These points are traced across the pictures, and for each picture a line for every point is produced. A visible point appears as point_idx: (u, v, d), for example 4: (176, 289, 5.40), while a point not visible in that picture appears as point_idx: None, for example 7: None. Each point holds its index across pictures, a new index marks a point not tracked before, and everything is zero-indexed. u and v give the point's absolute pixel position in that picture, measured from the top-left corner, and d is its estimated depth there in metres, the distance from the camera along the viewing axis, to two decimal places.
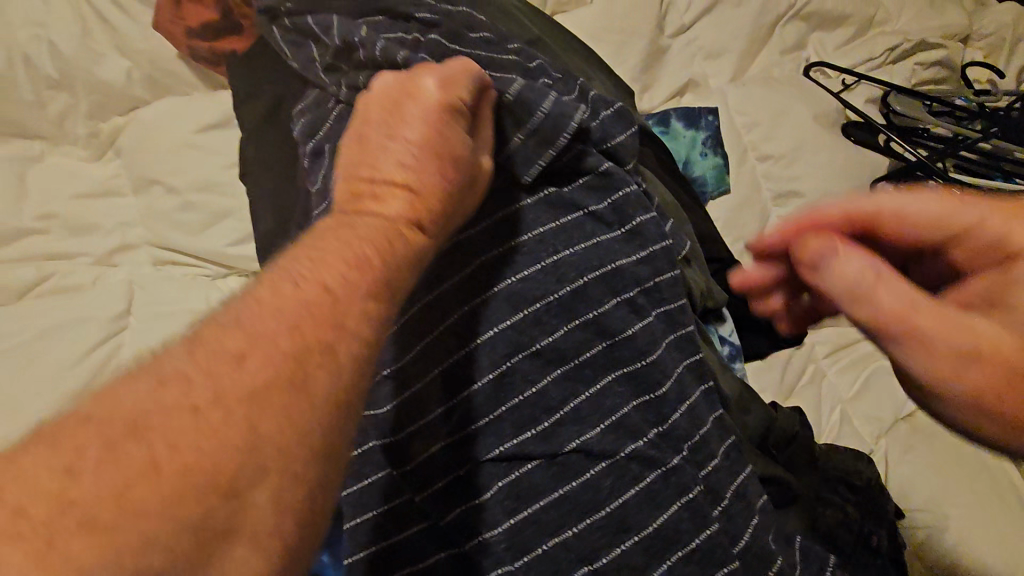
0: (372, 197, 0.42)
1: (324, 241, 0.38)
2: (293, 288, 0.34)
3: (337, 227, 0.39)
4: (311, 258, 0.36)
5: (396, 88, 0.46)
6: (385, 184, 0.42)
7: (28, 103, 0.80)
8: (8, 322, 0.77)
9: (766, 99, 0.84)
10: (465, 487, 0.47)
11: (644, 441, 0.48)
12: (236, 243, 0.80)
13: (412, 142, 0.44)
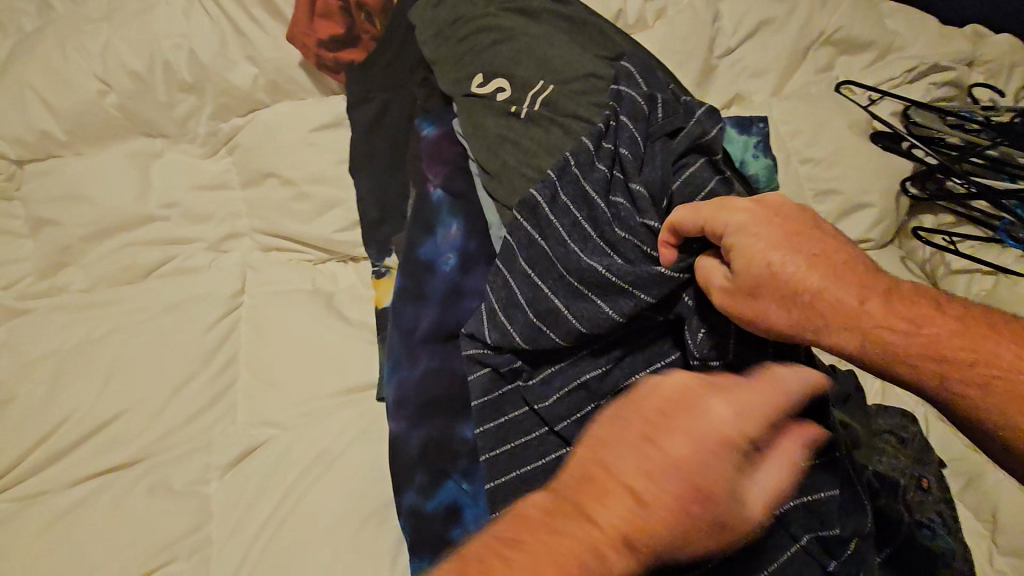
0: (731, 416, 0.41)
1: (698, 413, 0.40)
2: (584, 531, 0.34)
3: (692, 388, 0.42)
4: (636, 424, 0.40)
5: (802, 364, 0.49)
6: (748, 426, 0.42)
7: (159, 104, 0.90)
8: (137, 297, 0.84)
9: (806, 111, 0.96)
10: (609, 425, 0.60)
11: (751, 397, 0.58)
12: (343, 230, 0.89)
13: (719, 449, 0.39)
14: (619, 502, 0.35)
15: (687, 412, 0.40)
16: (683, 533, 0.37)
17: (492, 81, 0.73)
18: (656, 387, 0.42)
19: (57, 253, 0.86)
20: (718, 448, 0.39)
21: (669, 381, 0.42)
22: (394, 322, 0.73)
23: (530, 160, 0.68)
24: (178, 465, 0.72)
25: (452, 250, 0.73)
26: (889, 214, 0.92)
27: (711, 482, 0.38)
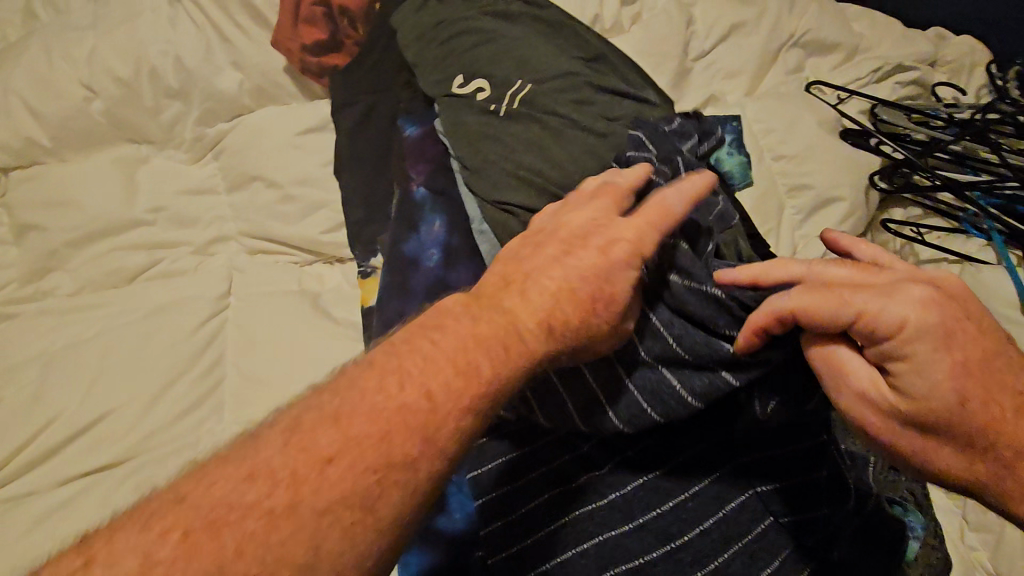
0: (517, 310, 0.50)
1: (525, 300, 0.51)
2: (456, 358, 0.46)
3: (584, 294, 0.52)
4: (494, 326, 0.49)
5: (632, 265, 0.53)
6: (561, 299, 0.51)
7: (145, 109, 0.91)
8: (124, 300, 0.85)
9: (778, 110, 1.00)
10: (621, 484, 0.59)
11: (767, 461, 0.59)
12: (329, 230, 0.91)
13: (561, 287, 0.52)
14: (495, 319, 0.50)
15: (557, 308, 0.51)
16: (339, 389, 0.44)
17: (472, 80, 0.75)
18: (568, 270, 0.53)
19: (43, 258, 0.86)
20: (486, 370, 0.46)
21: (618, 256, 0.53)
22: (380, 319, 0.75)
23: (508, 155, 0.69)
24: (165, 464, 0.72)
25: (435, 245, 0.74)
26: (859, 208, 0.95)
27: (559, 317, 0.51)
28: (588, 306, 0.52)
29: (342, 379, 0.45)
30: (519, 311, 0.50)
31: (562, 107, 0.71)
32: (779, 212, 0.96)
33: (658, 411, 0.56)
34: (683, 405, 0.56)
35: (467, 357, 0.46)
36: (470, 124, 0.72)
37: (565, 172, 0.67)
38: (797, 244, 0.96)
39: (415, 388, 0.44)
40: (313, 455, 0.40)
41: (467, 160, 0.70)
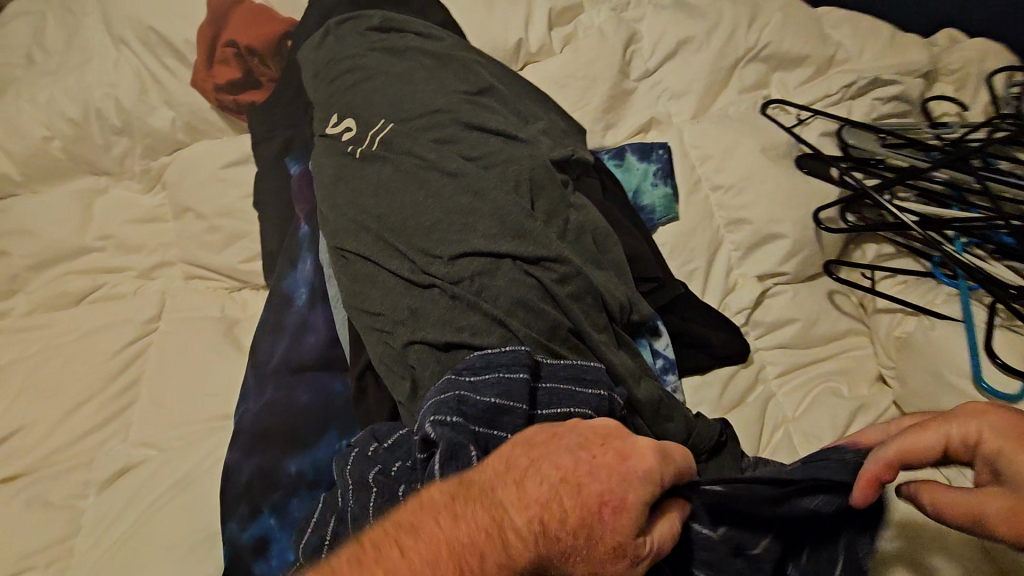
0: (508, 533, 0.40)
1: (518, 491, 0.41)
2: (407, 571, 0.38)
3: (597, 512, 0.40)
4: (476, 531, 0.40)
5: (644, 475, 0.42)
6: (562, 512, 0.40)
7: (97, 146, 1.02)
8: (66, 322, 0.94)
9: (719, 134, 0.90)
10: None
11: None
12: (249, 259, 0.95)
13: (548, 483, 0.41)
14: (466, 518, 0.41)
15: (546, 514, 0.40)
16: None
17: (344, 120, 0.74)
18: (594, 477, 0.41)
19: (8, 281, 0.97)
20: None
21: (636, 470, 0.42)
22: (253, 353, 0.77)
23: (355, 198, 0.67)
24: (61, 480, 0.79)
25: (305, 285, 0.76)
26: (807, 245, 0.84)
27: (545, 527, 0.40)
28: (591, 513, 0.40)
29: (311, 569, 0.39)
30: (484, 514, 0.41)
31: (420, 146, 0.69)
32: (715, 247, 0.87)
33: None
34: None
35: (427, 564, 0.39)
36: (329, 164, 0.71)
37: (403, 217, 0.64)
38: (734, 283, 0.85)
39: None
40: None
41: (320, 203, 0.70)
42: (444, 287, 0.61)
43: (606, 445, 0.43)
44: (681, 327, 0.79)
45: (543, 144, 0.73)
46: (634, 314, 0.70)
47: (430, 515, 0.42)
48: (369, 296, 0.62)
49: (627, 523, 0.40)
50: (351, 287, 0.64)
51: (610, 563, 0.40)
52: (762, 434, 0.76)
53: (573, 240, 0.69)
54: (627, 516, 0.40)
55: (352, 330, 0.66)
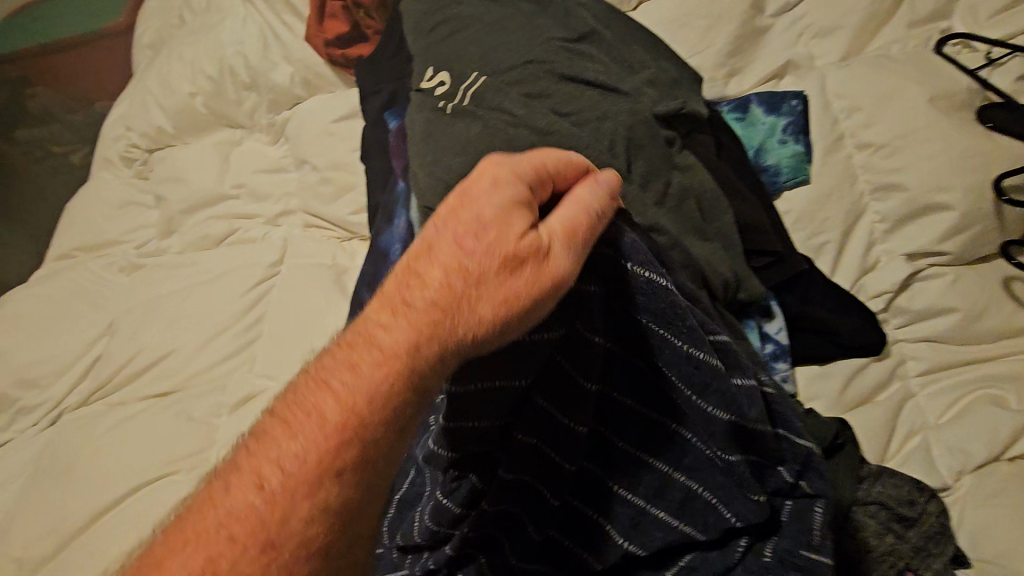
0: (382, 326, 0.41)
1: (383, 296, 0.43)
2: (323, 398, 0.40)
3: (464, 249, 0.42)
4: (362, 337, 0.42)
5: (489, 191, 0.43)
6: (446, 284, 0.41)
7: (232, 102, 1.12)
8: (208, 261, 1.06)
9: (872, 79, 0.75)
10: (649, 526, 0.51)
11: (818, 541, 0.49)
12: (357, 211, 0.99)
13: (420, 270, 0.42)
14: (363, 339, 0.41)
15: (410, 285, 0.42)
16: (208, 503, 0.39)
17: (439, 74, 0.72)
18: (442, 229, 0.43)
19: (167, 223, 1.12)
20: (374, 389, 0.39)
21: (486, 216, 0.42)
22: (354, 304, 0.80)
23: (443, 155, 0.65)
24: (201, 399, 0.90)
25: (399, 239, 0.76)
26: (979, 219, 0.68)
27: (442, 304, 0.41)
28: (456, 266, 0.41)
29: (222, 476, 0.40)
30: (382, 328, 0.41)
31: (514, 99, 0.65)
32: (853, 217, 0.74)
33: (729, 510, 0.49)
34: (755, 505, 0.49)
35: (349, 382, 0.40)
36: (423, 119, 0.69)
37: None
38: (873, 261, 0.73)
39: (297, 455, 0.39)
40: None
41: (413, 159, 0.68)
42: None
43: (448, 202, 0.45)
44: (799, 307, 0.69)
45: (649, 96, 0.66)
46: (741, 292, 0.63)
47: (329, 350, 0.43)
48: None
49: (499, 236, 0.42)
50: None
51: (513, 279, 0.41)
52: (888, 441, 0.66)
53: (674, 206, 0.61)
54: (497, 230, 0.42)
55: None
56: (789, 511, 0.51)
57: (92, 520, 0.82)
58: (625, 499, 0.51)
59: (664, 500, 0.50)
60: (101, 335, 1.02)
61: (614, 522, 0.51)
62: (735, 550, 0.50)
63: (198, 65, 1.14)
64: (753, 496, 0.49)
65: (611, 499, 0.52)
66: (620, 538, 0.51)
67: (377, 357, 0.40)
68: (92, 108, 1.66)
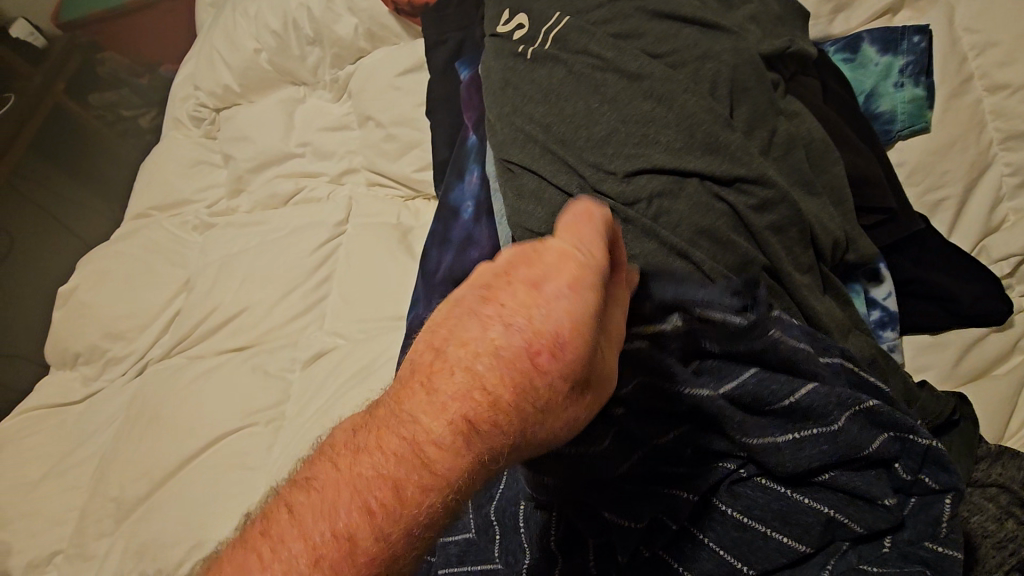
0: (422, 449, 0.31)
1: (420, 404, 0.32)
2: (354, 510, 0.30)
3: (535, 366, 0.32)
4: (399, 439, 0.31)
5: (573, 290, 0.34)
6: (515, 382, 0.32)
7: (296, 58, 1.11)
8: (276, 219, 1.07)
9: (1008, 9, 0.66)
10: (753, 545, 0.43)
11: (945, 532, 0.42)
12: (421, 169, 0.97)
13: (480, 352, 0.32)
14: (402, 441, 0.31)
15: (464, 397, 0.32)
16: None
17: (516, 16, 0.68)
18: (507, 325, 0.33)
19: (234, 181, 1.13)
20: (398, 538, 0.30)
21: (563, 307, 0.33)
22: (423, 263, 0.79)
23: (524, 104, 0.61)
24: (274, 355, 0.93)
25: (472, 196, 0.74)
26: None
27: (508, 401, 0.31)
28: (528, 360, 0.32)
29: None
30: (427, 427, 0.31)
31: (602, 41, 0.60)
32: (978, 168, 0.65)
33: (832, 507, 0.43)
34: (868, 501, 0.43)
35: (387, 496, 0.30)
36: (500, 65, 0.65)
37: (576, 124, 0.58)
38: (1000, 219, 0.65)
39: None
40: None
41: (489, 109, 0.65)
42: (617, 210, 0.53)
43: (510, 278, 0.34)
44: (912, 269, 0.62)
45: (749, 34, 0.60)
46: (849, 253, 0.57)
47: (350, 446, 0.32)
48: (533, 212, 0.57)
49: (576, 358, 0.33)
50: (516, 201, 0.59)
51: (570, 405, 0.34)
52: (1009, 419, 0.59)
53: (780, 156, 0.56)
54: (574, 346, 0.33)
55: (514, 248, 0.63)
56: (912, 506, 0.44)
57: (183, 464, 0.86)
58: (722, 511, 0.45)
59: (767, 512, 0.44)
60: (179, 291, 1.06)
61: (711, 536, 0.44)
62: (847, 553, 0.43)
63: (262, 20, 1.13)
64: (879, 501, 0.43)
65: (704, 512, 0.46)
66: (725, 556, 0.44)
67: (430, 466, 0.31)
68: (157, 72, 1.69)
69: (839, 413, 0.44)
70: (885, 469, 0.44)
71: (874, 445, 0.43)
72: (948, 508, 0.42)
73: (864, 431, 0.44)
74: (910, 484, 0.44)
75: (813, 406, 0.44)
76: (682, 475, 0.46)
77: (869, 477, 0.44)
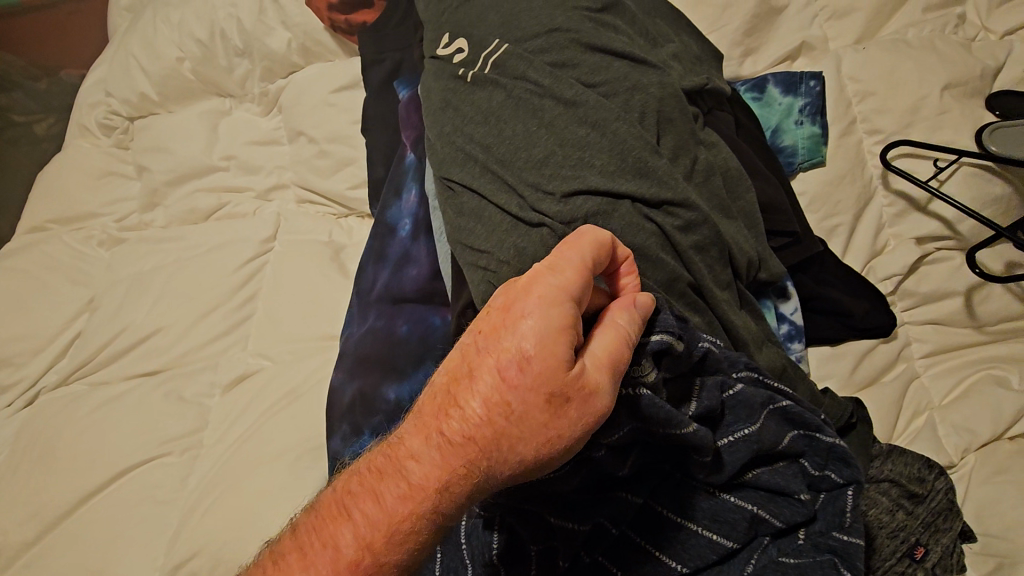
0: (415, 458, 0.41)
1: (422, 422, 0.42)
2: (377, 489, 0.42)
3: (505, 383, 0.40)
4: (411, 437, 0.42)
5: (533, 314, 0.40)
6: (489, 394, 0.40)
7: (223, 68, 1.07)
8: (196, 235, 1.01)
9: (883, 63, 0.77)
10: (685, 543, 0.46)
11: (849, 523, 0.47)
12: (355, 186, 0.95)
13: (468, 368, 0.42)
14: (412, 438, 0.42)
15: (449, 414, 0.41)
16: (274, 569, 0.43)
17: (456, 41, 0.70)
18: (483, 352, 0.41)
19: (150, 194, 1.06)
20: (394, 533, 0.40)
21: (524, 331, 0.40)
22: (358, 282, 0.77)
23: (463, 127, 0.63)
24: (191, 379, 0.87)
25: (409, 214, 0.74)
26: (982, 203, 0.70)
27: (485, 414, 0.40)
28: (499, 377, 0.40)
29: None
30: (428, 426, 0.42)
31: (539, 69, 0.63)
32: (864, 199, 0.74)
33: (758, 506, 0.47)
34: (792, 501, 0.47)
35: (395, 482, 0.41)
36: (442, 87, 0.67)
37: (514, 146, 0.60)
38: (883, 243, 0.74)
39: (347, 536, 0.41)
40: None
41: (430, 129, 0.66)
42: (554, 229, 0.55)
43: (489, 310, 0.43)
44: (815, 289, 0.69)
45: (672, 71, 0.66)
46: (761, 272, 0.63)
47: (389, 439, 0.44)
48: (474, 229, 0.58)
49: (541, 372, 0.39)
50: (457, 218, 0.60)
51: (544, 420, 0.39)
52: (896, 420, 0.66)
53: (701, 182, 0.61)
54: (541, 360, 0.39)
55: (453, 265, 0.63)
56: (822, 500, 0.48)
57: (77, 504, 0.77)
58: (658, 512, 0.47)
59: (702, 513, 0.46)
60: (80, 312, 0.97)
61: (648, 537, 0.47)
62: (765, 548, 0.47)
63: (186, 27, 1.09)
64: (796, 495, 0.47)
65: (642, 515, 0.48)
66: (662, 556, 0.46)
67: (424, 461, 0.41)
68: (56, 76, 1.56)
69: (761, 412, 0.47)
70: (797, 465, 0.48)
71: (787, 441, 0.48)
72: (850, 500, 0.47)
73: (778, 429, 0.48)
74: (819, 479, 0.48)
75: (749, 404, 0.47)
76: (624, 480, 0.47)
77: (784, 473, 0.48)
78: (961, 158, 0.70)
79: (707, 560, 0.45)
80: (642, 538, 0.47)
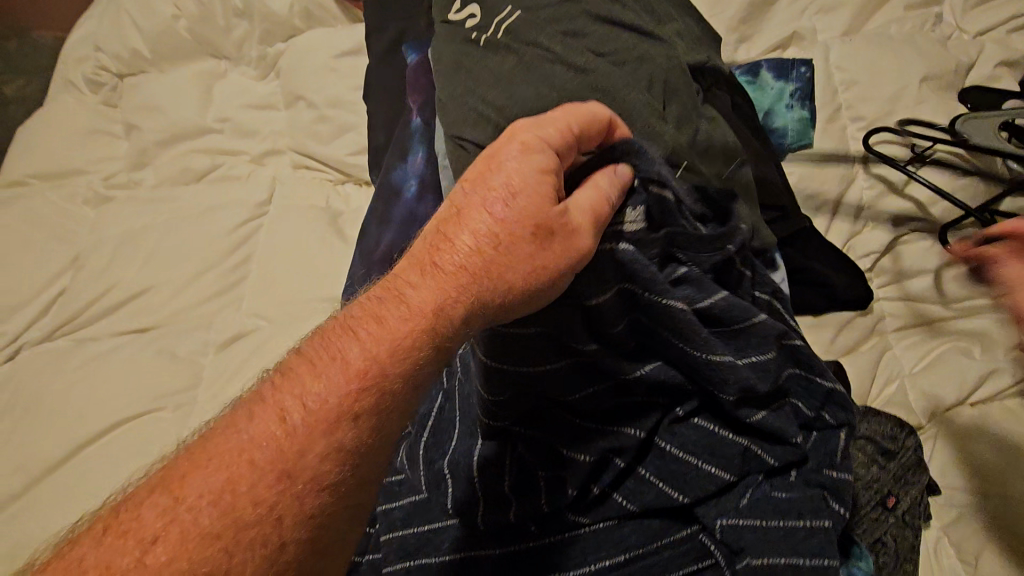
0: (413, 284, 0.43)
1: (416, 260, 0.44)
2: (369, 315, 0.43)
3: (497, 218, 0.44)
4: (404, 275, 0.44)
5: (517, 158, 0.46)
6: (483, 230, 0.44)
7: (220, 28, 1.06)
8: (188, 196, 0.99)
9: (868, 54, 0.82)
10: (687, 476, 0.49)
11: (840, 461, 0.51)
12: (354, 152, 0.96)
13: (461, 209, 0.46)
14: (408, 273, 0.44)
15: (440, 249, 0.44)
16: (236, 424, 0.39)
17: (468, 6, 0.71)
18: (471, 194, 0.46)
19: (138, 154, 1.04)
20: (397, 346, 0.41)
21: (512, 172, 0.45)
22: (361, 243, 0.78)
23: (477, 89, 0.65)
24: (183, 337, 0.86)
25: (416, 176, 0.75)
26: (952, 187, 0.76)
27: (482, 245, 0.44)
28: (491, 212, 0.45)
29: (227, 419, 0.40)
30: (425, 260, 0.44)
31: (552, 37, 0.66)
32: (846, 181, 0.79)
33: (759, 444, 0.50)
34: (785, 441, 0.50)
35: (392, 308, 0.42)
36: (453, 50, 0.69)
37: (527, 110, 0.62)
38: (864, 223, 0.78)
39: (341, 357, 0.41)
40: (142, 532, 0.35)
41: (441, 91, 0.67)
42: None
43: (476, 163, 0.48)
44: (801, 261, 0.73)
45: (677, 46, 0.69)
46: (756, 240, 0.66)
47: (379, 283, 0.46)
48: None
49: (526, 204, 0.44)
50: None
51: (533, 247, 0.44)
52: (872, 384, 0.71)
53: (702, 151, 0.64)
54: (528, 195, 0.45)
55: None
56: (814, 440, 0.52)
57: (66, 456, 0.77)
58: (662, 448, 0.50)
59: (710, 451, 0.50)
60: (65, 269, 0.95)
61: (651, 470, 0.50)
62: (757, 483, 0.50)
63: None
64: (791, 438, 0.50)
65: (645, 450, 0.51)
66: (662, 485, 0.49)
67: (424, 286, 0.43)
68: (30, 36, 1.50)
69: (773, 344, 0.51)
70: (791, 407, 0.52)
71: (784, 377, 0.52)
72: (842, 441, 0.51)
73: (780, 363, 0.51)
74: (813, 420, 0.53)
75: (761, 333, 0.50)
76: (632, 414, 0.51)
77: (781, 415, 0.51)
78: (935, 144, 0.76)
79: (711, 489, 0.49)
80: (646, 470, 0.50)
